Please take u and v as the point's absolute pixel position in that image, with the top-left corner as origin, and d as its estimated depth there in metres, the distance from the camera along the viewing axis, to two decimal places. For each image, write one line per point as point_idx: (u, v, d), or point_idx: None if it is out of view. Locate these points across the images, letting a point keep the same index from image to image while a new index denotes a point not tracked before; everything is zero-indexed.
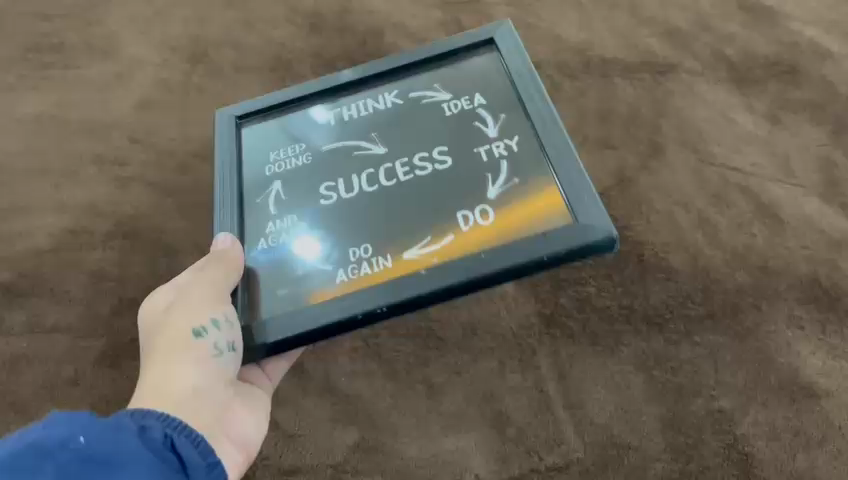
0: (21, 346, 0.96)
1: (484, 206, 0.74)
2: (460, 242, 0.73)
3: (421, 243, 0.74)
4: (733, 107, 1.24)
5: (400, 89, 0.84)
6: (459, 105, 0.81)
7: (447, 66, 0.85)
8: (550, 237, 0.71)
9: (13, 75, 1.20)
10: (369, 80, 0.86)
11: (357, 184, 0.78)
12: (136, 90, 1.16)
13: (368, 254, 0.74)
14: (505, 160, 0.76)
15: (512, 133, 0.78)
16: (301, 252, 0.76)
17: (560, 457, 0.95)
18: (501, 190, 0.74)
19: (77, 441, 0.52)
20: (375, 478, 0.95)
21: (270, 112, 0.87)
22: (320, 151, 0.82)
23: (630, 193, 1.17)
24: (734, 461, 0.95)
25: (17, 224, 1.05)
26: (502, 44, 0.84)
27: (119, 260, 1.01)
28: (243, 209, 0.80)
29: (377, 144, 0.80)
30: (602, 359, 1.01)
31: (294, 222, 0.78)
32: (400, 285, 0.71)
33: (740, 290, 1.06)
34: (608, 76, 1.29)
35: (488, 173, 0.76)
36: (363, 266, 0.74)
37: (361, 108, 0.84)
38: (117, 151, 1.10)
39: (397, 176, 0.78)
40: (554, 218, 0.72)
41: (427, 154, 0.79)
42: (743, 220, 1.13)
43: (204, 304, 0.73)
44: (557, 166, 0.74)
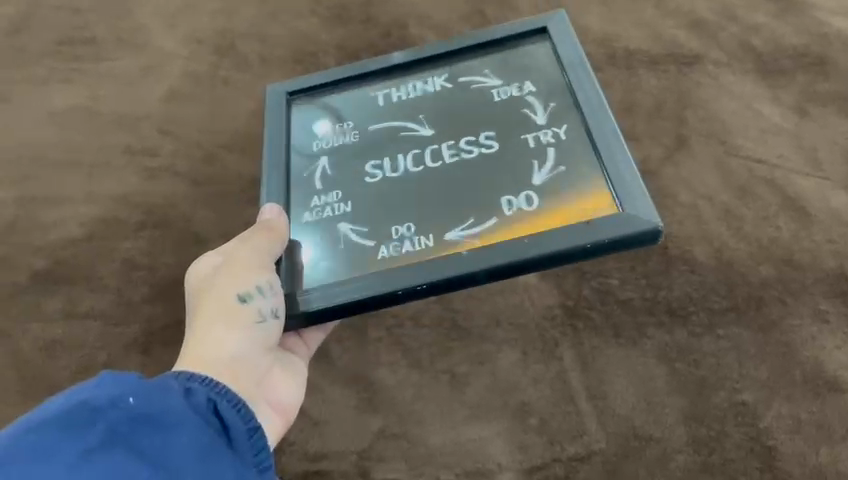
0: (55, 333, 0.97)
1: (528, 192, 0.74)
2: (504, 225, 0.72)
3: (465, 225, 0.73)
4: (759, 99, 1.24)
5: (450, 74, 0.85)
6: (508, 91, 0.82)
7: (498, 54, 0.85)
8: (597, 224, 0.69)
9: (45, 68, 1.22)
10: (419, 64, 0.86)
11: (403, 164, 0.79)
12: (165, 82, 1.18)
13: (410, 232, 0.75)
14: (552, 147, 0.76)
15: (561, 122, 0.78)
16: (346, 228, 0.77)
17: (582, 447, 0.95)
18: (546, 177, 0.74)
19: (126, 401, 0.51)
20: (399, 466, 0.95)
21: (320, 91, 0.88)
22: (366, 132, 0.83)
23: (654, 185, 1.17)
24: (757, 453, 0.95)
25: (50, 213, 1.07)
26: (556, 34, 0.83)
27: (149, 249, 1.03)
28: (291, 183, 0.81)
29: (424, 127, 0.82)
30: (625, 351, 1.02)
31: (339, 197, 0.79)
32: (441, 263, 0.70)
33: (765, 283, 1.06)
34: (632, 68, 1.29)
35: (534, 159, 0.76)
36: (405, 244, 0.74)
37: (410, 90, 0.85)
38: (147, 142, 1.12)
39: (444, 158, 0.79)
40: (600, 210, 0.71)
41: (474, 138, 0.79)
42: (769, 213, 1.13)
43: (250, 270, 0.72)
44: (606, 157, 0.73)
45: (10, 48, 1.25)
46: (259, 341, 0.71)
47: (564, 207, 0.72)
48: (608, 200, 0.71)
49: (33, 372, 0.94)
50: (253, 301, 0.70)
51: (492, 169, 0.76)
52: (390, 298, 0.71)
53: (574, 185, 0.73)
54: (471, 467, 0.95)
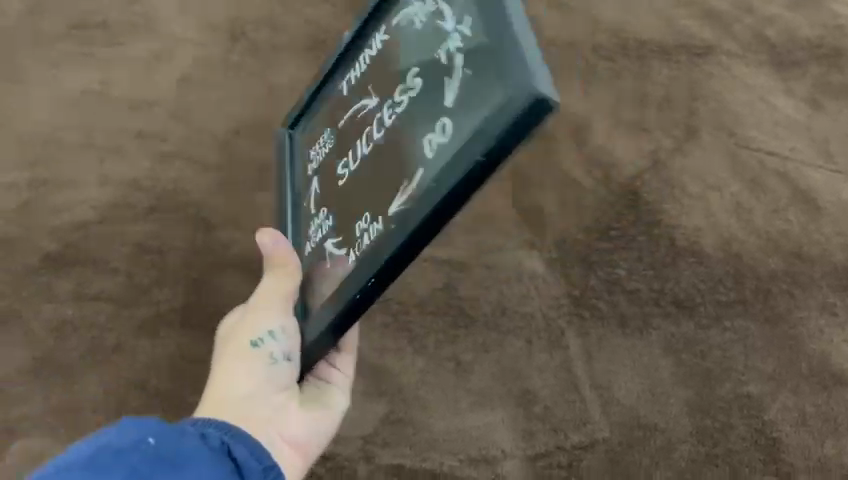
0: (66, 314, 0.98)
1: (442, 120, 0.53)
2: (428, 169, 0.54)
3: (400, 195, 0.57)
4: (772, 92, 1.25)
5: (387, 23, 0.68)
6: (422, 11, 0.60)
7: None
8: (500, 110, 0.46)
9: (56, 50, 1.17)
10: (363, 28, 0.71)
11: (359, 150, 0.67)
12: (177, 67, 1.17)
13: (368, 223, 0.62)
14: (459, 49, 0.52)
15: (462, 12, 0.53)
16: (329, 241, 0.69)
17: (586, 436, 0.96)
18: (455, 91, 0.52)
19: (146, 443, 0.53)
20: (404, 450, 0.95)
21: (313, 108, 0.82)
22: (338, 130, 0.73)
23: (663, 176, 1.16)
24: (762, 445, 0.95)
25: (60, 196, 1.06)
26: None
27: (160, 233, 1.04)
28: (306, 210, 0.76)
29: (372, 97, 0.67)
30: (632, 341, 1.02)
31: (326, 212, 0.72)
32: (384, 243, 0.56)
33: (773, 276, 1.07)
34: (644, 57, 1.28)
35: (444, 78, 0.54)
36: (363, 241, 0.61)
37: (363, 62, 0.71)
38: (158, 127, 1.12)
39: (386, 123, 0.62)
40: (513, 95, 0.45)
41: (405, 84, 0.60)
42: (779, 205, 1.13)
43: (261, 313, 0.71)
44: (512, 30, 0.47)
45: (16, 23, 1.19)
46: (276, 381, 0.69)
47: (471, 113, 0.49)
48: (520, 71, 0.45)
49: (43, 353, 0.95)
50: (264, 344, 0.69)
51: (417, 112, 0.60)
52: (356, 305, 0.61)
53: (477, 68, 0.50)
54: (475, 454, 0.95)
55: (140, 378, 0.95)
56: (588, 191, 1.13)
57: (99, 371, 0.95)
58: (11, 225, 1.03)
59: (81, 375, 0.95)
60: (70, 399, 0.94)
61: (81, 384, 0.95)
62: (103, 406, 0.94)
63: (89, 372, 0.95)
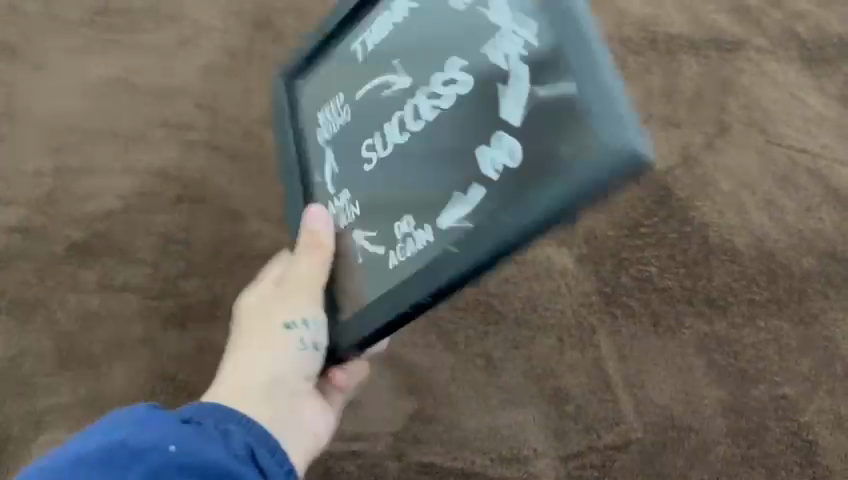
0: (91, 304, 0.97)
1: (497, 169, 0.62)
2: (506, 191, 0.60)
3: (453, 205, 0.65)
4: (803, 87, 1.20)
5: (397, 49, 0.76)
6: (518, 36, 0.61)
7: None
8: (591, 161, 0.52)
9: (77, 37, 1.13)
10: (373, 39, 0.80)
11: (390, 140, 0.74)
12: (201, 54, 1.13)
13: (409, 232, 0.70)
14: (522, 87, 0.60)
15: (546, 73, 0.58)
16: (358, 237, 0.75)
17: (619, 436, 0.95)
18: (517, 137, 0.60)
19: (168, 447, 0.54)
20: (436, 449, 0.93)
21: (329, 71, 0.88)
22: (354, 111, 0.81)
23: (696, 172, 1.12)
24: (798, 447, 0.95)
25: (85, 185, 1.04)
26: None
27: (187, 224, 1.02)
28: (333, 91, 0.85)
29: (401, 76, 0.74)
30: (664, 340, 1.00)
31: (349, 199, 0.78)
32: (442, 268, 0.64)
33: (807, 276, 1.05)
34: (674, 54, 1.21)
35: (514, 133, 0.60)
36: (409, 246, 0.70)
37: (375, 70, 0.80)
38: (183, 116, 1.09)
39: (405, 130, 0.72)
40: (609, 142, 0.52)
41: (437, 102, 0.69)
42: (812, 203, 1.11)
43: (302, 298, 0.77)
44: (587, 79, 0.54)
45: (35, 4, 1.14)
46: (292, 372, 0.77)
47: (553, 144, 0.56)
48: (607, 119, 0.52)
49: (70, 345, 0.95)
50: (296, 329, 0.77)
51: (474, 117, 0.65)
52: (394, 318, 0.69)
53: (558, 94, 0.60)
54: (507, 453, 0.93)
55: (170, 370, 0.95)
56: None
57: (126, 362, 0.95)
58: (35, 213, 1.02)
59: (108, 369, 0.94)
60: (100, 392, 0.94)
61: (108, 375, 0.95)
62: (129, 400, 0.94)
63: (116, 367, 0.94)
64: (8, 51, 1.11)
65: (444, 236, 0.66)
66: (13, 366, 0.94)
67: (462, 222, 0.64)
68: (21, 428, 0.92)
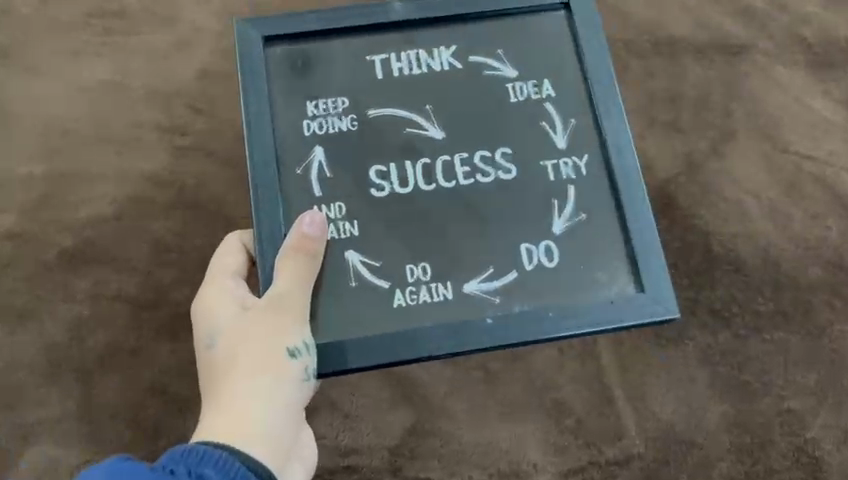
0: (83, 314, 0.96)
1: (548, 243, 0.65)
2: (536, 291, 0.64)
3: (486, 276, 0.64)
4: (809, 92, 1.17)
5: (458, 47, 0.69)
6: (571, 163, 0.67)
7: (563, 16, 0.70)
8: (615, 306, 0.63)
9: (72, 40, 1.10)
10: (382, 30, 0.69)
11: (412, 178, 0.66)
12: (196, 56, 1.10)
13: (427, 276, 0.64)
14: (573, 184, 0.66)
15: (581, 156, 0.67)
16: (353, 257, 0.64)
17: (621, 451, 0.93)
18: (567, 224, 0.66)
19: None
20: (433, 465, 0.91)
21: (307, 37, 0.69)
22: (365, 119, 0.68)
23: (698, 180, 1.10)
24: (804, 464, 0.94)
25: (77, 191, 1.02)
26: (578, 18, 0.69)
27: (180, 231, 1.01)
28: (253, 95, 0.67)
29: (434, 124, 0.68)
30: (666, 353, 0.98)
31: (342, 212, 0.65)
32: (467, 333, 0.62)
33: (813, 285, 1.04)
34: (677, 57, 1.18)
35: (554, 199, 0.66)
36: (422, 291, 0.64)
37: (412, 62, 0.69)
38: (177, 120, 1.07)
39: (437, 177, 0.67)
40: (616, 282, 0.64)
41: (489, 154, 0.67)
42: (818, 211, 1.09)
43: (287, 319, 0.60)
44: (633, 226, 0.65)
45: (27, 6, 1.12)
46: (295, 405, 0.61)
47: (582, 268, 0.65)
48: (627, 271, 0.65)
49: (60, 355, 0.94)
50: (301, 356, 0.60)
51: (515, 204, 0.66)
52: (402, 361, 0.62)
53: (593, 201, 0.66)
54: (506, 468, 0.91)
55: (160, 382, 0.93)
56: None
57: (116, 374, 0.94)
58: (26, 219, 1.00)
59: (99, 380, 0.93)
60: (89, 404, 0.92)
61: (99, 388, 0.93)
62: (123, 413, 0.92)
63: (107, 378, 0.93)
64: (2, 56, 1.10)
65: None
66: (3, 378, 0.93)
67: (493, 304, 0.64)
68: (7, 442, 0.91)
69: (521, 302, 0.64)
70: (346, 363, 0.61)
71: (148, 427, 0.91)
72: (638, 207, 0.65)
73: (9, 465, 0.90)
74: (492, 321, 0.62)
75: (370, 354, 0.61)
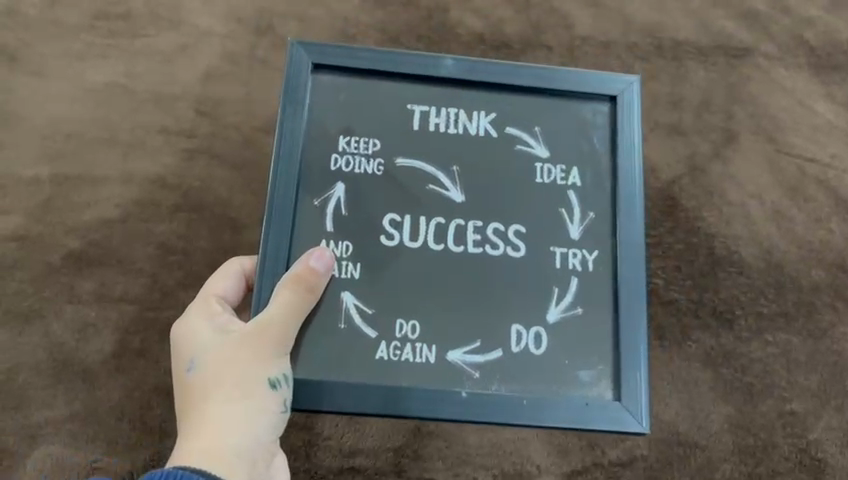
0: (89, 315, 0.97)
1: (539, 329, 0.64)
2: (519, 376, 0.63)
3: (473, 348, 0.63)
4: (812, 95, 1.18)
5: (495, 113, 0.68)
6: (579, 255, 0.65)
7: (607, 109, 0.69)
8: (586, 410, 0.61)
9: (77, 42, 1.11)
10: (426, 80, 0.68)
11: (424, 237, 0.65)
12: (201, 60, 1.11)
13: (415, 335, 0.63)
14: (578, 276, 0.65)
15: (594, 246, 0.66)
16: (348, 299, 0.63)
17: (624, 452, 0.93)
18: (564, 315, 0.64)
19: None
20: (437, 466, 0.91)
21: (354, 73, 0.68)
22: (391, 166, 0.66)
23: (702, 183, 1.10)
24: (807, 466, 0.95)
25: (83, 193, 1.03)
26: (626, 111, 0.68)
27: (185, 233, 1.01)
28: (290, 107, 0.65)
29: (455, 187, 0.66)
30: (670, 355, 0.99)
31: (348, 253, 0.64)
32: (442, 404, 0.61)
33: (816, 288, 1.04)
34: (680, 59, 1.18)
35: (555, 286, 0.65)
36: (407, 351, 0.62)
37: (448, 119, 0.68)
38: (182, 123, 1.07)
39: (448, 243, 0.65)
40: (596, 386, 0.63)
41: (502, 227, 0.66)
42: (821, 214, 1.09)
43: (269, 351, 0.60)
44: (626, 332, 0.63)
45: (33, 7, 1.12)
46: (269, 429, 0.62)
47: (567, 363, 0.63)
48: (609, 380, 0.63)
49: (66, 356, 0.95)
50: (281, 389, 0.60)
51: (518, 284, 0.65)
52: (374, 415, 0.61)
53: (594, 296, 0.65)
54: (509, 469, 0.92)
55: (166, 384, 0.94)
56: None
57: (123, 375, 0.94)
58: (33, 221, 1.01)
59: (105, 381, 0.94)
60: (95, 405, 0.93)
61: (105, 389, 0.94)
62: (129, 413, 0.93)
63: (112, 378, 0.94)
64: (8, 57, 1.10)
65: (447, 381, 0.62)
66: (8, 378, 0.94)
67: (472, 379, 0.62)
68: (14, 442, 0.91)
69: (501, 384, 0.62)
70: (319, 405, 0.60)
71: (154, 427, 0.93)
72: (636, 312, 0.64)
73: (16, 465, 0.91)
74: (466, 396, 0.61)
75: (342, 401, 0.60)
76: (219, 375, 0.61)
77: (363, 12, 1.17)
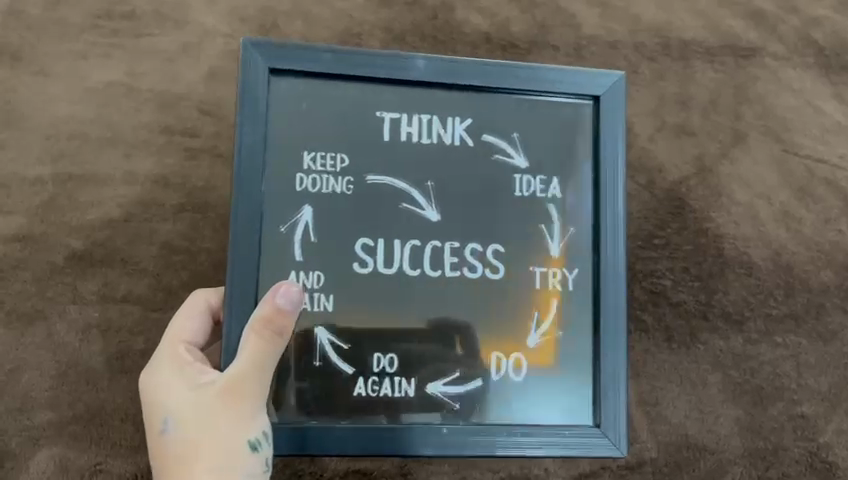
0: (92, 316, 0.96)
1: (519, 356, 0.68)
2: (498, 404, 0.67)
3: (449, 379, 0.66)
4: (820, 96, 1.17)
5: (472, 118, 0.69)
6: (560, 275, 0.69)
7: (592, 109, 0.71)
8: (570, 438, 0.67)
9: (81, 42, 1.09)
10: (395, 83, 0.68)
11: (399, 260, 0.67)
12: (203, 59, 1.10)
13: (393, 369, 0.66)
14: (558, 298, 0.69)
15: (571, 264, 0.69)
16: (322, 336, 0.65)
17: (633, 456, 0.93)
18: (542, 341, 0.68)
19: None
20: (444, 468, 0.90)
21: (315, 77, 0.67)
22: (362, 183, 0.68)
23: (710, 184, 1.09)
24: (817, 469, 0.95)
25: (87, 193, 1.02)
26: (605, 113, 0.70)
27: (189, 233, 1.00)
28: (249, 123, 0.65)
29: (430, 207, 0.68)
30: (678, 357, 0.98)
31: (321, 282, 0.66)
32: (425, 439, 0.64)
33: (826, 290, 1.03)
34: (688, 59, 1.17)
35: (535, 311, 0.68)
36: (386, 384, 0.65)
37: (422, 128, 0.69)
38: (186, 122, 1.06)
39: (424, 266, 0.68)
40: (574, 410, 0.68)
41: (480, 249, 0.68)
42: (830, 215, 1.08)
43: (247, 414, 0.62)
44: (604, 358, 0.68)
45: (35, 6, 1.10)
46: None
47: (547, 391, 0.68)
48: (587, 404, 0.68)
49: (69, 357, 0.94)
50: (262, 449, 0.63)
51: (499, 303, 0.68)
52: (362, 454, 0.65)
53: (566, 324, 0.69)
54: (517, 472, 0.91)
55: None
56: (630, 195, 1.06)
57: (128, 376, 0.94)
58: (36, 221, 1.00)
59: (110, 382, 0.94)
60: (100, 406, 0.93)
61: (110, 390, 0.93)
62: (133, 415, 0.93)
63: (118, 379, 0.94)
64: (9, 57, 1.08)
65: (428, 416, 0.66)
66: (10, 380, 0.93)
67: (453, 410, 0.66)
68: (18, 443, 0.91)
69: (482, 415, 0.67)
70: (306, 450, 0.64)
71: None
72: (612, 331, 0.68)
73: (19, 467, 0.91)
74: (448, 431, 0.65)
75: (329, 444, 0.64)
76: (200, 441, 0.64)
77: (368, 12, 1.16)
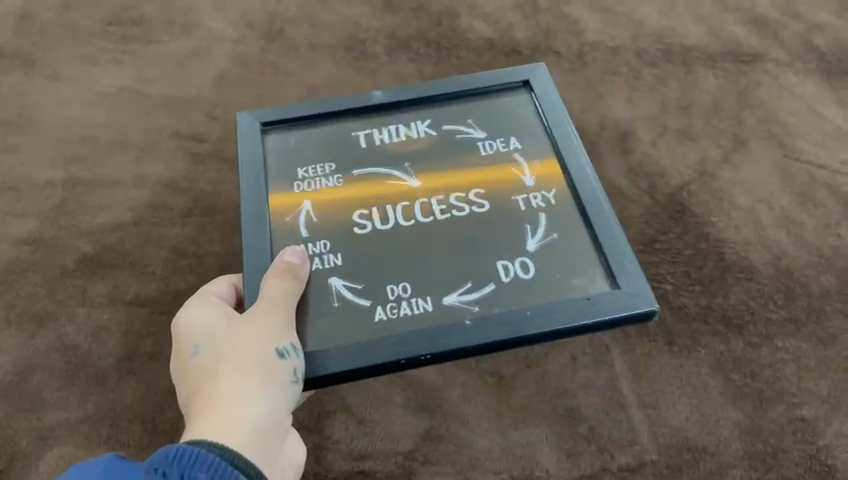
0: (101, 318, 0.96)
1: (523, 258, 0.70)
2: (516, 298, 0.68)
3: (464, 290, 0.68)
4: (822, 102, 1.18)
5: (432, 119, 0.80)
6: (540, 196, 0.73)
7: (528, 95, 0.82)
8: (596, 303, 0.66)
9: (95, 47, 1.20)
10: (367, 112, 0.80)
11: (392, 215, 0.73)
12: (211, 64, 1.17)
13: (406, 293, 0.68)
14: (544, 212, 0.72)
15: (549, 187, 0.74)
16: (337, 283, 0.69)
17: (633, 458, 0.91)
18: (540, 244, 0.70)
19: None
20: (445, 469, 0.90)
21: (297, 123, 0.80)
22: (350, 178, 0.75)
23: (711, 188, 1.10)
24: (816, 472, 0.89)
25: (97, 197, 1.04)
26: (538, 88, 0.81)
27: (196, 237, 1.01)
28: (248, 160, 0.77)
29: (411, 176, 0.75)
30: (679, 360, 0.97)
31: (327, 247, 0.71)
32: (448, 336, 0.65)
33: (826, 294, 1.02)
34: (690, 64, 1.22)
35: (526, 224, 0.72)
36: (402, 306, 0.68)
37: (393, 134, 0.79)
38: (195, 128, 1.10)
39: (416, 215, 0.73)
40: (593, 284, 0.68)
41: (463, 195, 0.74)
42: (830, 220, 1.08)
43: (276, 324, 0.64)
44: (602, 234, 0.70)
45: (48, 13, 1.24)
46: (287, 408, 0.63)
47: (560, 277, 0.69)
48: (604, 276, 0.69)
49: (79, 358, 0.93)
50: (290, 357, 0.63)
51: (491, 232, 0.71)
52: (392, 365, 0.64)
53: (564, 228, 0.72)
54: (519, 473, 0.90)
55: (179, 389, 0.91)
56: (631, 200, 1.09)
57: (136, 377, 0.92)
58: (47, 225, 1.02)
59: (119, 385, 0.91)
60: (110, 408, 0.90)
61: (118, 393, 0.91)
62: (141, 416, 0.89)
63: (125, 382, 0.91)
64: (23, 63, 1.17)
65: (446, 319, 0.67)
66: (19, 382, 0.91)
67: (472, 312, 0.67)
68: (29, 443, 0.87)
69: (500, 307, 0.67)
70: (331, 367, 0.64)
71: (167, 429, 0.88)
72: (604, 217, 0.71)
73: (30, 467, 0.86)
74: (469, 322, 0.66)
75: (352, 352, 0.64)
76: (230, 354, 0.63)
77: (373, 19, 1.24)
